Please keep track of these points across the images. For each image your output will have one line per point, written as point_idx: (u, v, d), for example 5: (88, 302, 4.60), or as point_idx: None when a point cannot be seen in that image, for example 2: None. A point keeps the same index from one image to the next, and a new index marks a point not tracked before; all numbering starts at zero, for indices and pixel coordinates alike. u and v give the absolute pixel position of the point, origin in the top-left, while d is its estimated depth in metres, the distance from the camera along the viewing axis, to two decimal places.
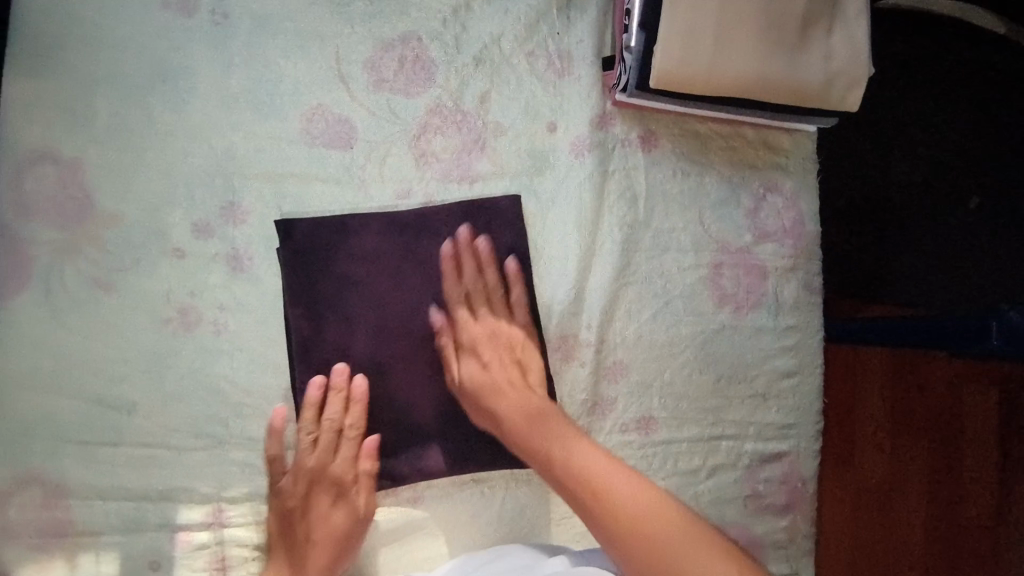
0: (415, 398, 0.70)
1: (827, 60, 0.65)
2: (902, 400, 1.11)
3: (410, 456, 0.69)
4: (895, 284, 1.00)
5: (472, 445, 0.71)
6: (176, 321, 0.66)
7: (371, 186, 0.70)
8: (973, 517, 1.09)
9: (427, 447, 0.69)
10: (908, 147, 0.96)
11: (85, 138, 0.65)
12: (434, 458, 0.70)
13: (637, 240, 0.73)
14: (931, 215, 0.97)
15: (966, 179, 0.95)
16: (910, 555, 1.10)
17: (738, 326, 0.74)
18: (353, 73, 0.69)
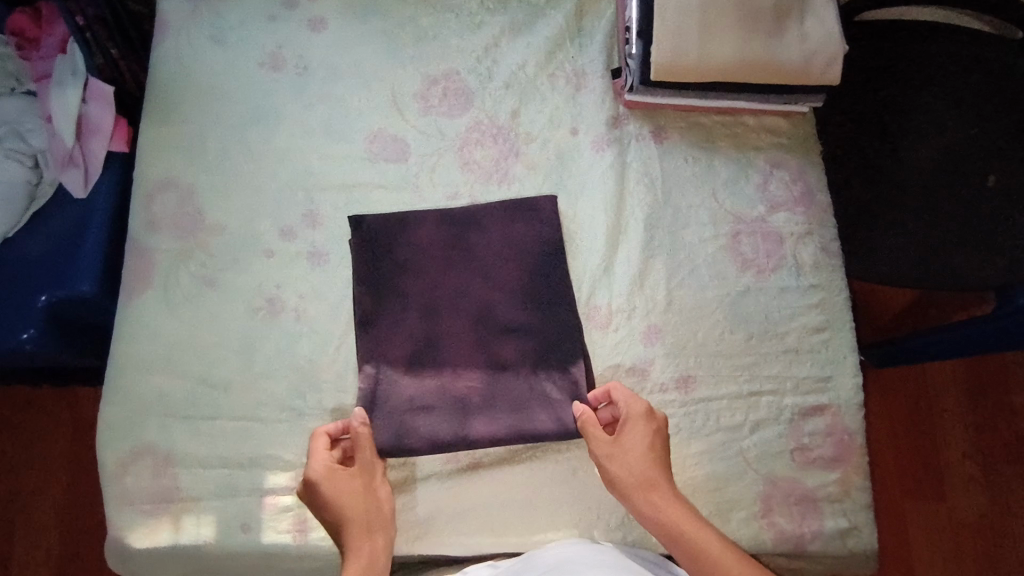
0: (463, 373, 0.76)
1: (803, 43, 0.77)
2: (945, 396, 1.35)
3: (459, 422, 0.74)
4: (931, 262, 0.95)
5: (512, 419, 0.74)
6: (265, 309, 0.78)
7: (423, 191, 0.82)
8: (1009, 495, 1.30)
9: (474, 416, 0.74)
10: (917, 137, 1.02)
11: (200, 169, 0.82)
12: (482, 426, 0.74)
13: (659, 217, 0.82)
14: (949, 197, 0.98)
15: (976, 164, 0.99)
16: (968, 531, 1.28)
17: (762, 286, 0.79)
18: (406, 103, 0.85)
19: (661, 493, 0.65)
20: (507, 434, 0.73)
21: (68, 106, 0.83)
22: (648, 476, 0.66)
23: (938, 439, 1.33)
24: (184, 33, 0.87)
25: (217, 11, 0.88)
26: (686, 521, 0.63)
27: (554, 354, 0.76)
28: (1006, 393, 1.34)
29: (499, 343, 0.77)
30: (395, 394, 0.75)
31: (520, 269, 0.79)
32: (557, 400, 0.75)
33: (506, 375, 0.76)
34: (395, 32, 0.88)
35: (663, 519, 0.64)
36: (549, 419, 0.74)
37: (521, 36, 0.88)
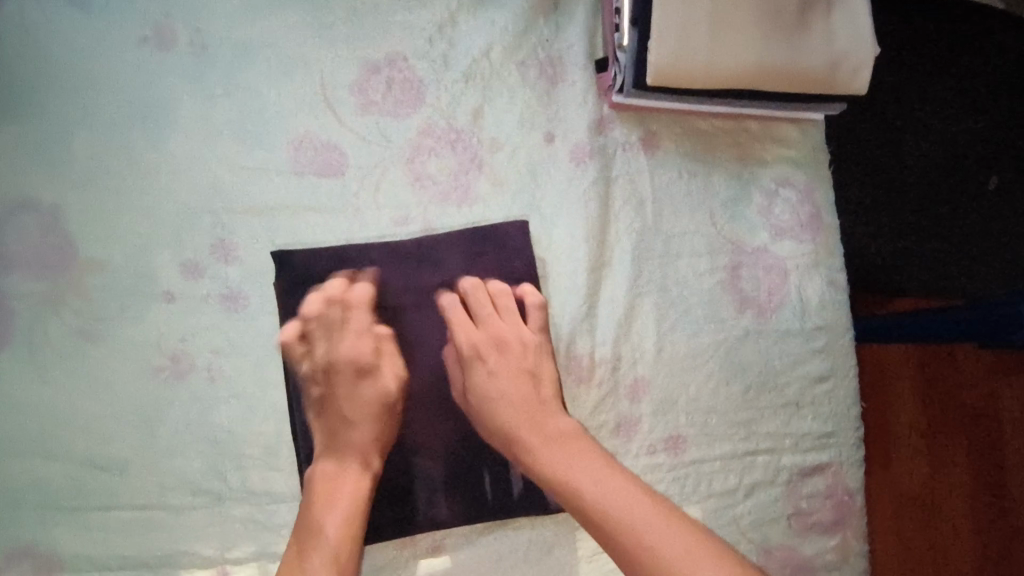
0: (424, 440, 0.63)
1: (829, 45, 0.63)
2: (925, 396, 1.27)
3: (418, 504, 0.63)
4: (913, 278, 0.88)
5: (488, 490, 0.64)
6: (168, 369, 0.62)
7: (364, 214, 0.66)
8: (995, 495, 1.24)
9: (435, 494, 0.63)
10: (920, 131, 0.90)
11: (67, 183, 0.63)
12: (446, 507, 0.63)
13: (649, 247, 0.69)
14: (952, 202, 0.88)
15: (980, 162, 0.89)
16: (957, 539, 1.24)
17: (764, 329, 0.69)
18: (340, 98, 0.67)
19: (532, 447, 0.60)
20: (483, 508, 0.63)
21: None
22: (513, 415, 0.61)
23: (886, 412, 1.28)
24: None
25: None
26: (563, 466, 0.58)
27: None
28: (985, 385, 1.27)
29: (464, 402, 0.64)
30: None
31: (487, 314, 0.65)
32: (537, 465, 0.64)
33: (475, 440, 0.64)
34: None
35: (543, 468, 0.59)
36: (529, 487, 0.64)
37: (484, 10, 0.70)
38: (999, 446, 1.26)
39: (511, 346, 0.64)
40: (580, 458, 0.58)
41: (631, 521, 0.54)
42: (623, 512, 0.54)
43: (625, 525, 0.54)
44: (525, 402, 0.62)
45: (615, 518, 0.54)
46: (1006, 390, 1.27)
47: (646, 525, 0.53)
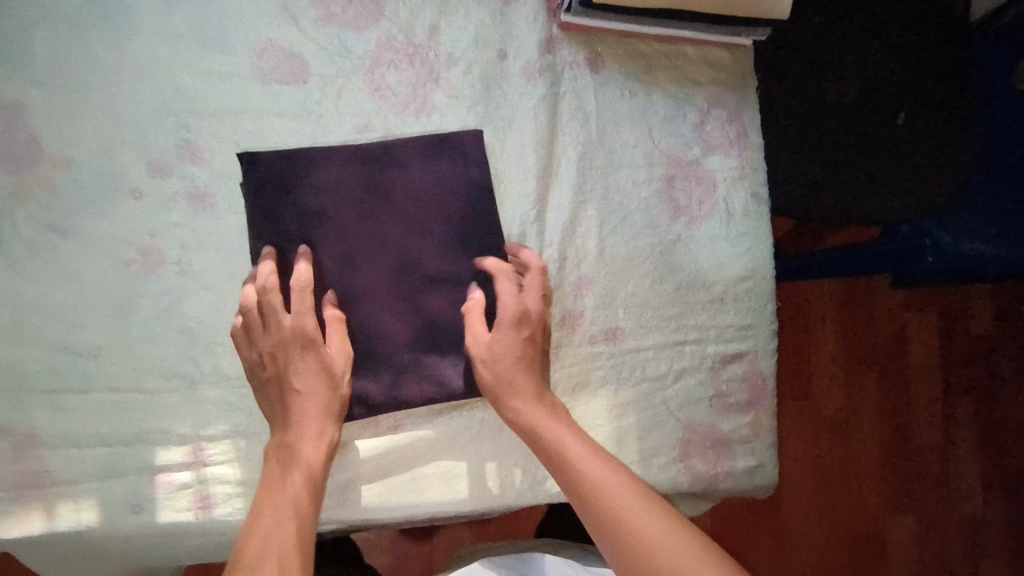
0: (387, 328, 0.69)
1: None
2: (843, 327, 1.40)
3: (384, 387, 0.68)
4: (841, 199, 0.95)
5: (446, 373, 0.70)
6: (138, 263, 0.66)
7: (328, 121, 0.70)
8: (897, 419, 1.40)
9: (399, 376, 0.69)
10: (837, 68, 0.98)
11: (29, 82, 0.64)
12: (410, 390, 0.69)
13: (593, 158, 0.75)
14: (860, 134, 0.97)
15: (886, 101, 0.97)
16: (863, 457, 1.38)
17: (693, 235, 0.77)
18: (300, 8, 0.70)
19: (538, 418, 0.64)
20: (442, 389, 0.69)
21: None
22: (529, 407, 0.65)
23: (810, 343, 1.39)
24: None
25: None
26: (569, 453, 0.62)
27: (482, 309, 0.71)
28: (894, 319, 1.41)
29: (426, 296, 0.70)
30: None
31: (444, 216, 0.70)
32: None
33: (435, 329, 0.70)
34: None
35: (543, 441, 0.63)
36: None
37: None
38: (904, 376, 1.40)
39: (519, 345, 0.67)
40: (586, 458, 0.62)
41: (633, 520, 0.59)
42: (628, 516, 0.59)
43: (631, 527, 0.58)
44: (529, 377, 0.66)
45: (620, 516, 0.59)
46: (914, 324, 1.41)
47: (648, 535, 0.58)
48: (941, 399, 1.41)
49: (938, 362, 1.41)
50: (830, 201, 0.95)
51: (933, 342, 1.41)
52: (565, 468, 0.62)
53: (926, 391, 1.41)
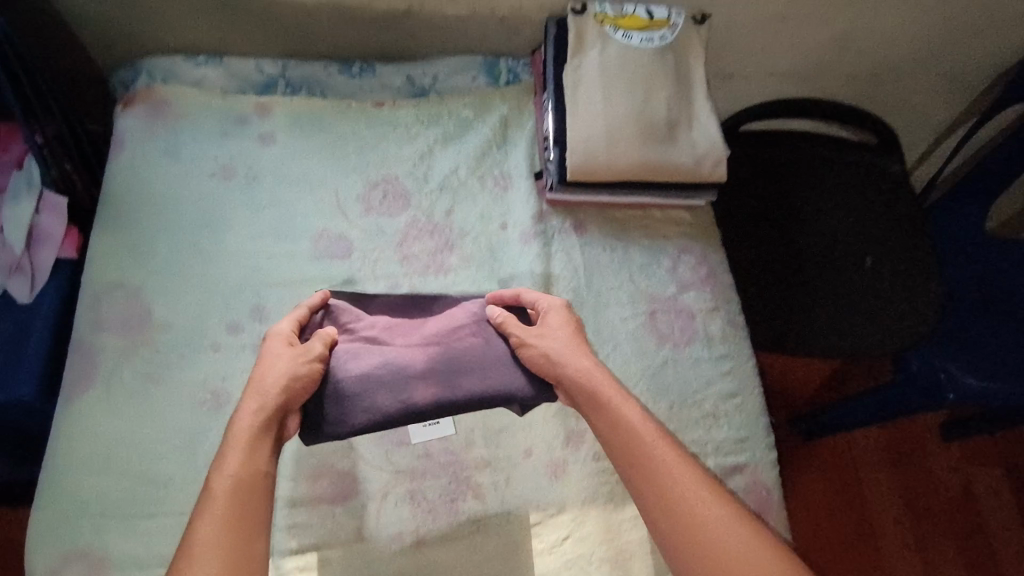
0: (416, 347, 0.76)
1: (693, 149, 0.91)
2: (901, 483, 1.41)
3: (399, 393, 0.73)
4: (824, 336, 1.10)
5: (465, 383, 0.74)
6: (210, 403, 0.80)
7: (366, 284, 0.88)
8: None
9: (414, 386, 0.73)
10: (795, 230, 1.17)
11: (150, 271, 0.86)
12: (422, 398, 0.73)
13: (583, 299, 0.90)
14: (830, 284, 1.13)
15: (845, 253, 1.16)
16: None
17: (679, 358, 0.88)
18: (350, 205, 0.93)
19: (627, 415, 0.69)
20: (457, 395, 0.74)
21: (19, 217, 0.86)
22: (588, 386, 0.71)
23: (868, 500, 1.39)
24: (139, 149, 0.93)
25: (171, 128, 0.95)
26: (640, 436, 0.67)
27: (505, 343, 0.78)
28: (951, 472, 1.42)
29: (445, 330, 0.77)
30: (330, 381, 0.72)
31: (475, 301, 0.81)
32: (504, 365, 0.76)
33: (455, 347, 0.76)
34: (338, 144, 0.97)
35: (619, 429, 0.68)
36: (499, 381, 0.75)
37: (453, 145, 0.99)
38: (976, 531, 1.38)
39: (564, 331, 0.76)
40: (664, 456, 0.66)
41: (703, 522, 0.62)
42: (672, 480, 0.65)
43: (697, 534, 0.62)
44: (593, 365, 0.73)
45: (687, 517, 0.63)
46: (971, 475, 1.42)
47: (692, 498, 0.64)
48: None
49: (1006, 496, 1.41)
50: (815, 338, 1.09)
51: (992, 476, 1.43)
52: (643, 460, 0.66)
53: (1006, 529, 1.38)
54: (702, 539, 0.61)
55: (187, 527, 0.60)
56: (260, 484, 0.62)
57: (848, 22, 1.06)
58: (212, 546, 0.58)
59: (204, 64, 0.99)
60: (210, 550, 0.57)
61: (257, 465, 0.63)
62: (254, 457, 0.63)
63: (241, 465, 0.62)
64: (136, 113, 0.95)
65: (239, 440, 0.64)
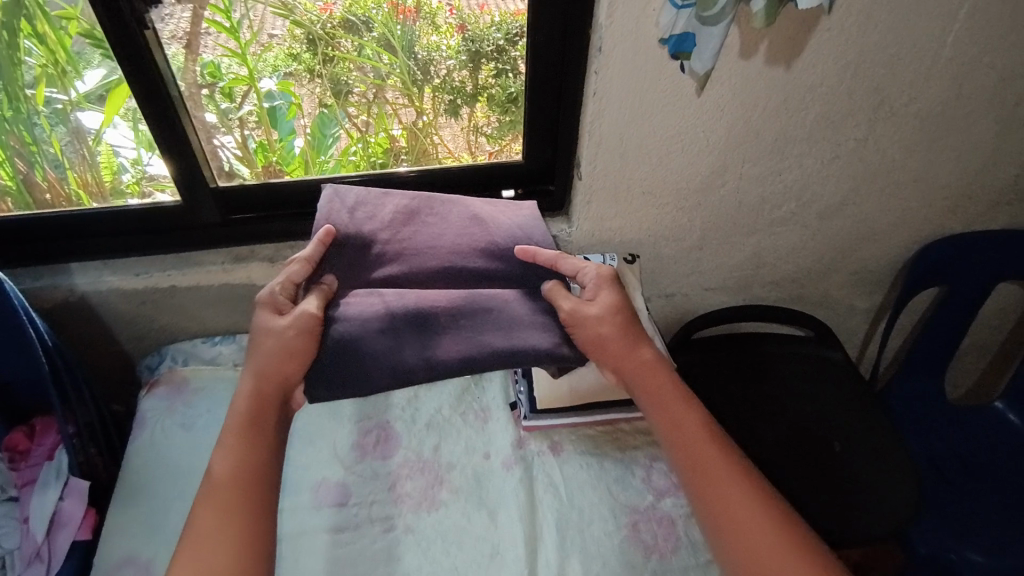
0: (433, 306, 0.89)
1: None
2: None
3: (417, 353, 0.86)
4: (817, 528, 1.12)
5: (488, 341, 0.87)
6: None
7: (363, 528, 0.93)
8: None
9: (436, 347, 0.86)
10: (764, 420, 1.26)
11: (159, 542, 0.91)
12: (447, 356, 0.86)
13: (568, 519, 0.95)
14: (809, 469, 1.20)
15: (816, 438, 1.24)
16: None
17: (668, 569, 0.89)
18: (346, 454, 1.02)
19: (681, 422, 0.83)
20: (479, 355, 0.86)
21: (45, 506, 0.94)
22: (644, 367, 0.86)
23: None
24: (159, 426, 1.04)
25: (190, 402, 1.07)
26: (695, 440, 0.81)
27: (505, 307, 0.91)
28: None
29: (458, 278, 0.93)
30: (365, 347, 0.84)
31: (496, 231, 0.98)
32: (521, 325, 0.89)
33: (466, 310, 0.89)
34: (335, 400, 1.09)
35: (678, 435, 0.82)
36: (516, 336, 0.89)
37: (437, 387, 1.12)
38: None
39: (615, 313, 0.88)
40: (713, 456, 0.79)
41: (740, 509, 0.75)
42: (720, 475, 0.78)
43: (732, 520, 0.75)
44: (651, 358, 0.87)
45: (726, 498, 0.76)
46: None
47: (738, 496, 0.76)
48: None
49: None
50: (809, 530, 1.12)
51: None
52: (695, 464, 0.79)
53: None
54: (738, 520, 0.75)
55: (189, 516, 0.72)
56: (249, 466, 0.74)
57: (756, 245, 1.26)
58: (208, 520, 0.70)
59: (219, 342, 1.15)
60: (220, 533, 0.69)
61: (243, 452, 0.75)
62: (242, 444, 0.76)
63: (235, 461, 0.75)
64: (159, 394, 1.08)
65: (233, 426, 0.77)
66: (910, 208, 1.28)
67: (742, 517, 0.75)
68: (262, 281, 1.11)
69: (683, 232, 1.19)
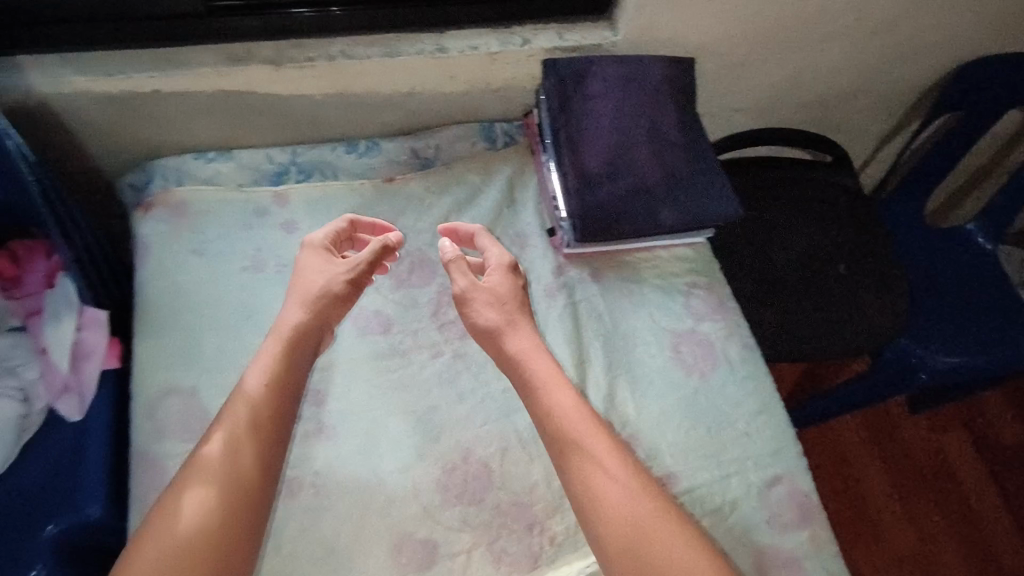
0: (641, 172, 0.98)
1: (685, 208, 0.98)
2: (890, 456, 1.61)
3: (643, 215, 0.97)
4: (815, 337, 1.22)
5: (685, 212, 0.98)
6: (284, 491, 0.84)
7: (411, 355, 0.94)
8: (983, 524, 1.55)
9: (656, 213, 0.97)
10: (765, 254, 1.28)
11: (199, 371, 0.88)
12: (665, 222, 0.98)
13: (614, 341, 0.98)
14: (800, 299, 1.25)
15: (814, 266, 1.28)
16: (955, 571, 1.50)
17: (707, 385, 0.96)
18: (380, 281, 0.98)
19: (594, 467, 0.74)
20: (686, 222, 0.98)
21: (62, 338, 0.85)
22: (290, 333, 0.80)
23: (863, 477, 1.58)
24: (168, 254, 0.94)
25: (196, 228, 0.96)
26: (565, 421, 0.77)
27: (695, 168, 1.00)
28: (943, 437, 1.64)
29: (658, 138, 0.99)
30: (611, 213, 0.96)
31: (668, 87, 1.01)
32: (718, 190, 0.99)
33: (674, 174, 0.99)
34: (359, 221, 1.01)
35: (552, 435, 0.78)
36: (710, 207, 0.99)
37: (469, 211, 1.05)
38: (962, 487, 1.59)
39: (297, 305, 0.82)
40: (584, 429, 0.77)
41: (622, 499, 0.73)
42: (606, 470, 0.74)
43: (615, 525, 0.71)
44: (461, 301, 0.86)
45: (616, 534, 0.71)
46: (950, 440, 1.64)
47: (604, 486, 0.73)
48: (1010, 523, 1.56)
49: (986, 483, 1.59)
50: (806, 340, 1.22)
51: (979, 463, 1.62)
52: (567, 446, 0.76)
53: (992, 511, 1.56)
54: (634, 547, 0.69)
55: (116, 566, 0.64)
56: (257, 487, 0.71)
57: (798, 63, 1.18)
58: (200, 523, 0.67)
59: (214, 160, 1.01)
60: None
61: (249, 468, 0.71)
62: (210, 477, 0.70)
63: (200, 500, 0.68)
64: (158, 216, 0.97)
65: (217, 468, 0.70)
66: (956, 27, 1.21)
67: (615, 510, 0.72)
68: (265, 89, 0.95)
69: (730, 45, 1.09)
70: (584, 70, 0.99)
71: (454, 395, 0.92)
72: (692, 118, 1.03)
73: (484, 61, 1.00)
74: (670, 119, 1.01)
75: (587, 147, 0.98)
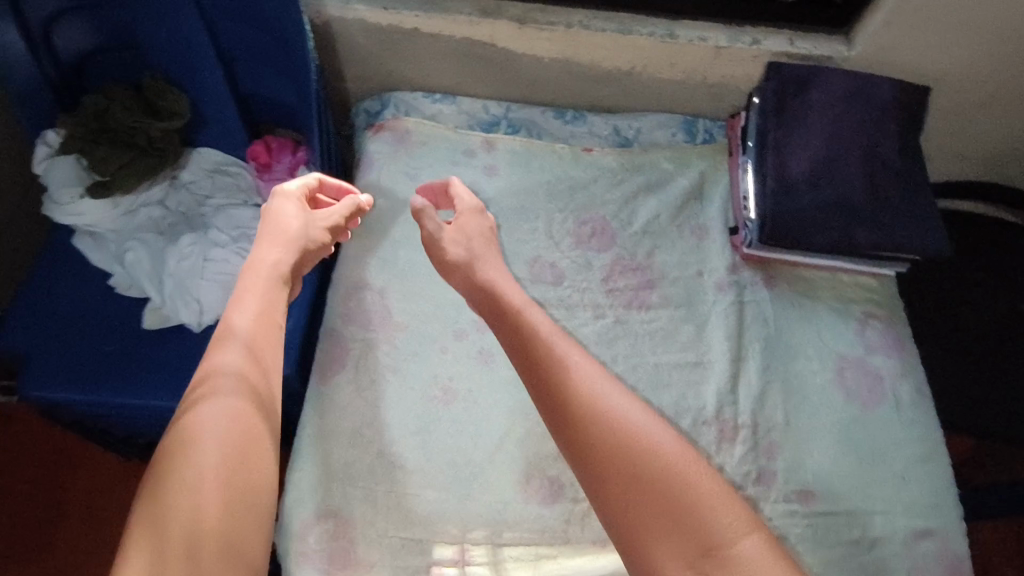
0: (844, 187, 0.96)
1: (885, 230, 0.95)
2: None
3: (836, 229, 0.95)
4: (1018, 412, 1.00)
5: (884, 234, 0.95)
6: (438, 397, 0.90)
7: (575, 310, 0.98)
8: None
9: (851, 229, 0.95)
10: (965, 305, 1.10)
11: (390, 274, 0.98)
12: (859, 240, 0.95)
13: (776, 348, 0.96)
14: (1005, 364, 1.04)
15: None
16: None
17: (868, 416, 0.92)
18: (560, 238, 1.04)
19: (572, 364, 0.64)
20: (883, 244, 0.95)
21: None
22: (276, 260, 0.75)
23: None
24: (384, 170, 1.06)
25: (413, 154, 1.08)
26: (537, 334, 0.68)
27: (903, 195, 0.97)
28: None
29: (869, 158, 0.97)
30: (804, 219, 0.95)
31: (893, 110, 0.98)
32: (924, 221, 0.96)
33: (879, 195, 0.96)
34: (553, 180, 1.08)
35: (534, 345, 0.68)
36: (911, 235, 0.95)
37: (655, 193, 1.08)
38: None
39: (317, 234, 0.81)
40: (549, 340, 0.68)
41: (607, 408, 0.61)
42: (582, 378, 0.63)
43: (611, 422, 0.59)
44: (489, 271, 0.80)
45: (619, 447, 0.57)
46: None
47: (583, 391, 0.62)
48: None
49: None
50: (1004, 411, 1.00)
51: None
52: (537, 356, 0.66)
53: None
54: (644, 474, 0.56)
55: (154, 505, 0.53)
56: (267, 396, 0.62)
57: None
58: (224, 434, 0.57)
59: (439, 100, 1.13)
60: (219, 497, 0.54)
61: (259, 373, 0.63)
62: (229, 381, 0.61)
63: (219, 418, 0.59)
64: (384, 138, 1.09)
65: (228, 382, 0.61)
66: None
67: (597, 421, 0.59)
68: (504, 44, 1.05)
69: (970, 82, 1.04)
70: (807, 79, 0.99)
71: (607, 356, 0.95)
72: (912, 146, 1.00)
73: (709, 54, 1.03)
74: (886, 142, 0.98)
75: (791, 153, 0.98)
